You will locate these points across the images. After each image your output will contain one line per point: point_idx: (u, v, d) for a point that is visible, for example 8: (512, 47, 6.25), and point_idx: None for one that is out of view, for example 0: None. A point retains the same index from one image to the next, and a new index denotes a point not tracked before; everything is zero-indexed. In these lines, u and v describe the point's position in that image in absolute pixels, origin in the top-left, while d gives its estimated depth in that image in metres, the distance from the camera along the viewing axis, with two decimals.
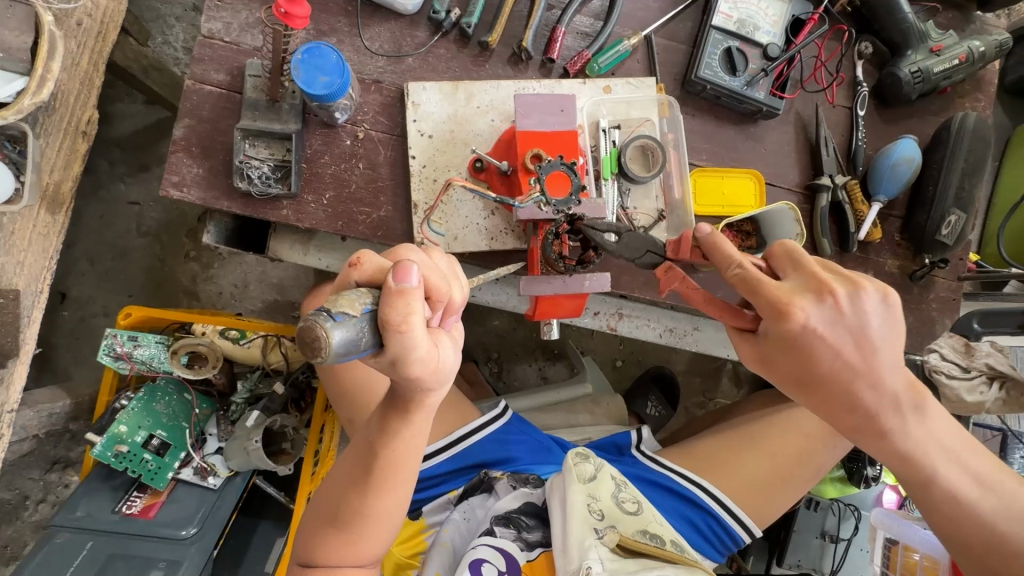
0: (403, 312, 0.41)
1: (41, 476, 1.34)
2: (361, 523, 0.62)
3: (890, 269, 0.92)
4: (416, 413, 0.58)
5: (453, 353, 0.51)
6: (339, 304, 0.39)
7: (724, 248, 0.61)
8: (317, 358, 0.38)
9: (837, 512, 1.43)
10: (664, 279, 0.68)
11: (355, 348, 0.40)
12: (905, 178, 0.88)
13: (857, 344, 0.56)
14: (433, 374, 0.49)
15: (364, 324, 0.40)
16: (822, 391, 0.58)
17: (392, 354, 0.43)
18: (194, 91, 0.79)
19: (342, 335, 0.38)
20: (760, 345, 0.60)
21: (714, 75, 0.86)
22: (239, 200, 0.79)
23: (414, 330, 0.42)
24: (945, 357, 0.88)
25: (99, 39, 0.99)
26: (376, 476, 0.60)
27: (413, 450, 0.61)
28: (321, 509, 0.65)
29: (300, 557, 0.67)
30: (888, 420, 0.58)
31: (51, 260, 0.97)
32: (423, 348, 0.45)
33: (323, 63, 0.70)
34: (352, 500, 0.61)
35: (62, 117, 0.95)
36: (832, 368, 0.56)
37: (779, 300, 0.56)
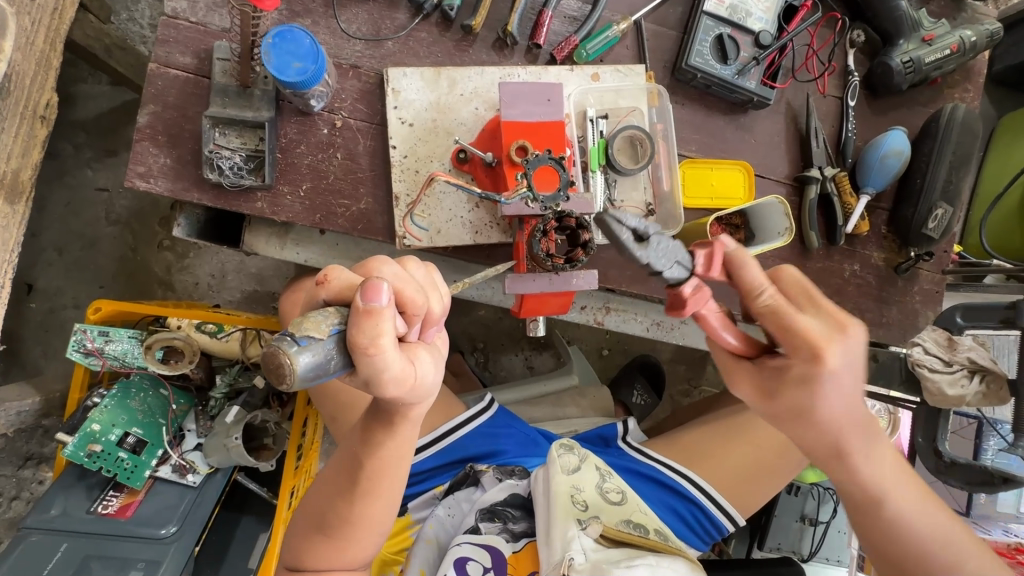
0: (372, 334, 0.40)
1: (14, 473, 1.30)
2: (348, 530, 0.60)
3: (876, 261, 0.93)
4: (404, 424, 0.56)
5: (433, 367, 0.50)
6: (304, 328, 0.38)
7: (755, 270, 0.52)
8: (284, 384, 0.37)
9: (818, 496, 1.48)
10: (689, 300, 0.56)
11: (325, 371, 0.39)
12: (893, 170, 0.87)
13: (857, 383, 0.51)
14: (410, 389, 0.47)
15: (332, 348, 0.39)
16: (807, 425, 0.54)
17: (364, 374, 0.42)
18: (159, 75, 0.74)
19: (307, 360, 0.38)
20: (766, 379, 0.54)
21: (705, 63, 0.83)
22: (210, 191, 0.75)
23: (384, 351, 0.41)
24: (929, 350, 0.84)
25: (55, 16, 0.92)
26: (364, 486, 0.58)
27: (402, 458, 0.59)
28: (306, 515, 0.63)
29: (285, 561, 0.65)
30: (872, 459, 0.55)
31: (12, 252, 0.92)
32: (396, 367, 0.44)
33: (296, 49, 0.66)
34: (339, 509, 0.60)
35: (18, 101, 0.89)
36: (828, 408, 0.52)
37: (815, 344, 0.50)
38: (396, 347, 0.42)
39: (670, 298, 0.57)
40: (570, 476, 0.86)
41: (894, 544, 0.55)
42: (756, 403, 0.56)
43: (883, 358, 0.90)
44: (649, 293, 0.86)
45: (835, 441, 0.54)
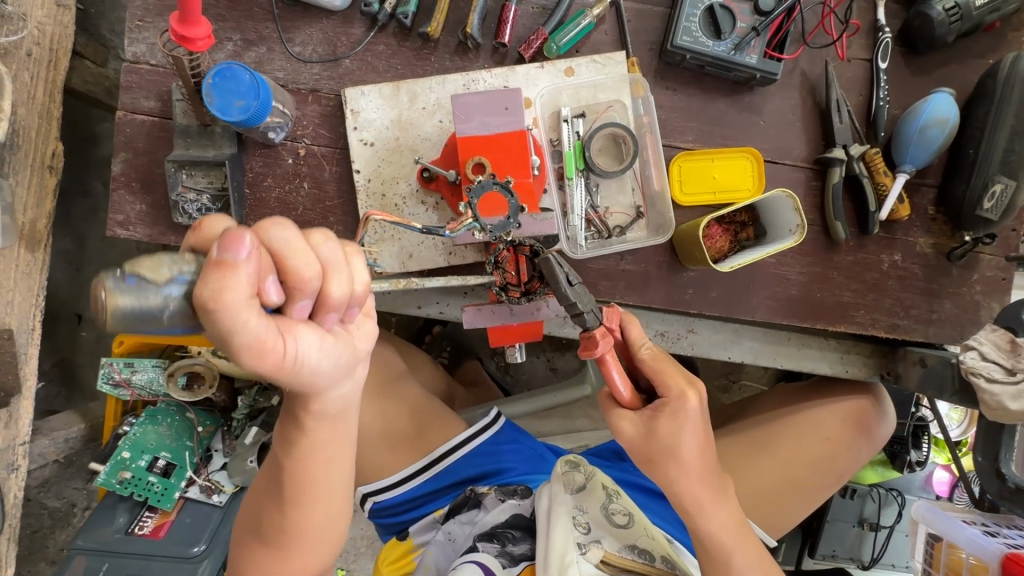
0: (214, 293, 0.32)
1: (84, 485, 1.44)
2: (287, 541, 0.56)
3: (922, 248, 0.80)
4: (310, 418, 0.49)
5: (322, 358, 0.41)
6: (144, 266, 0.31)
7: (637, 326, 0.59)
8: (100, 321, 0.31)
9: (879, 499, 1.33)
10: (600, 342, 0.54)
11: (152, 324, 0.32)
12: (936, 143, 0.73)
13: (702, 430, 0.57)
14: (279, 371, 0.39)
15: (170, 296, 0.32)
16: (659, 466, 0.57)
17: (213, 336, 0.34)
18: (127, 122, 0.75)
19: (128, 302, 0.31)
20: (639, 417, 0.58)
21: (695, 41, 0.73)
22: (185, 233, 0.76)
23: (232, 315, 0.33)
24: (986, 356, 0.70)
25: (52, 67, 0.96)
26: (293, 492, 0.54)
27: (330, 460, 0.54)
28: (246, 522, 0.60)
29: (233, 570, 0.63)
30: (717, 517, 0.57)
31: (40, 296, 1.00)
32: (257, 336, 0.35)
33: (237, 85, 0.64)
34: (273, 518, 0.56)
35: (27, 153, 0.95)
36: (682, 451, 0.56)
37: (682, 385, 0.56)
38: (255, 313, 0.34)
39: (583, 340, 0.55)
40: (574, 496, 0.80)
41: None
42: (628, 442, 0.58)
43: (932, 363, 0.77)
44: (647, 303, 0.79)
45: (682, 490, 0.56)
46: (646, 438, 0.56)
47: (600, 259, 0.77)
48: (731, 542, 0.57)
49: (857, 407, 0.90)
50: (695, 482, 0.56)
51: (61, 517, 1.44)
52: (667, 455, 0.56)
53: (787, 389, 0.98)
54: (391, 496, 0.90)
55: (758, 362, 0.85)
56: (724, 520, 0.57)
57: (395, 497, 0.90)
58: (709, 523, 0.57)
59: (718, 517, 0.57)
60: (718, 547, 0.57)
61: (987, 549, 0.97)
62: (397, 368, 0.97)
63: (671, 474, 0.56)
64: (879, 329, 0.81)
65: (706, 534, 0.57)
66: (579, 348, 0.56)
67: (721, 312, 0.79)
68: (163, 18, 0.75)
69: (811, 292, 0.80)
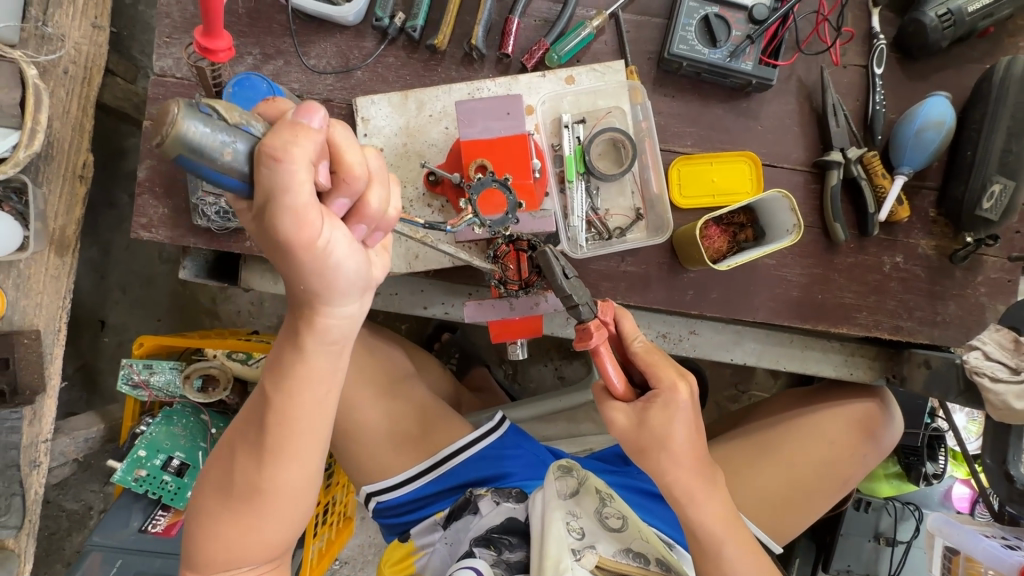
0: (285, 141, 0.33)
1: (101, 488, 1.48)
2: (260, 499, 0.48)
3: (924, 250, 0.80)
4: (308, 337, 0.43)
5: (353, 257, 0.39)
6: (219, 104, 0.32)
7: (630, 321, 0.60)
8: (155, 137, 0.30)
9: (895, 512, 1.30)
10: (593, 333, 0.56)
11: (205, 157, 0.31)
12: (932, 146, 0.74)
13: (692, 424, 0.58)
14: (308, 254, 0.37)
15: (238, 135, 0.32)
16: (650, 457, 0.58)
17: (263, 192, 0.34)
18: (152, 131, 0.79)
19: (192, 123, 0.30)
20: (632, 408, 0.59)
21: (690, 49, 0.75)
22: (204, 235, 0.80)
23: (291, 162, 0.33)
24: (990, 355, 0.69)
25: (85, 84, 1.03)
26: (267, 436, 0.46)
27: (320, 403, 0.46)
28: (210, 476, 0.49)
29: (188, 547, 0.50)
30: (707, 505, 0.57)
31: (67, 298, 1.05)
32: (305, 198, 0.34)
33: (255, 94, 0.68)
34: (245, 471, 0.47)
35: (60, 164, 1.01)
36: (672, 442, 0.57)
37: (674, 377, 0.58)
38: (313, 171, 0.34)
39: (578, 332, 0.57)
40: (567, 502, 0.79)
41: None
42: (620, 433, 0.59)
43: (936, 364, 0.76)
44: (648, 304, 0.80)
45: (674, 481, 0.57)
46: (638, 428, 0.58)
47: (601, 260, 0.79)
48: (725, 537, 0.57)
49: (862, 412, 0.90)
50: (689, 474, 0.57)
51: (78, 519, 1.47)
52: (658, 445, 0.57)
53: (792, 395, 0.98)
54: (395, 496, 0.90)
55: (761, 364, 0.86)
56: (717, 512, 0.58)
57: (398, 497, 0.90)
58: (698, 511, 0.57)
59: (712, 509, 0.57)
60: (711, 542, 0.57)
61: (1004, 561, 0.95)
62: (405, 369, 0.99)
63: (662, 465, 0.57)
64: (882, 330, 0.80)
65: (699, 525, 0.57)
66: (574, 338, 0.58)
67: (722, 313, 0.80)
68: (188, 34, 0.80)
69: (812, 293, 0.80)
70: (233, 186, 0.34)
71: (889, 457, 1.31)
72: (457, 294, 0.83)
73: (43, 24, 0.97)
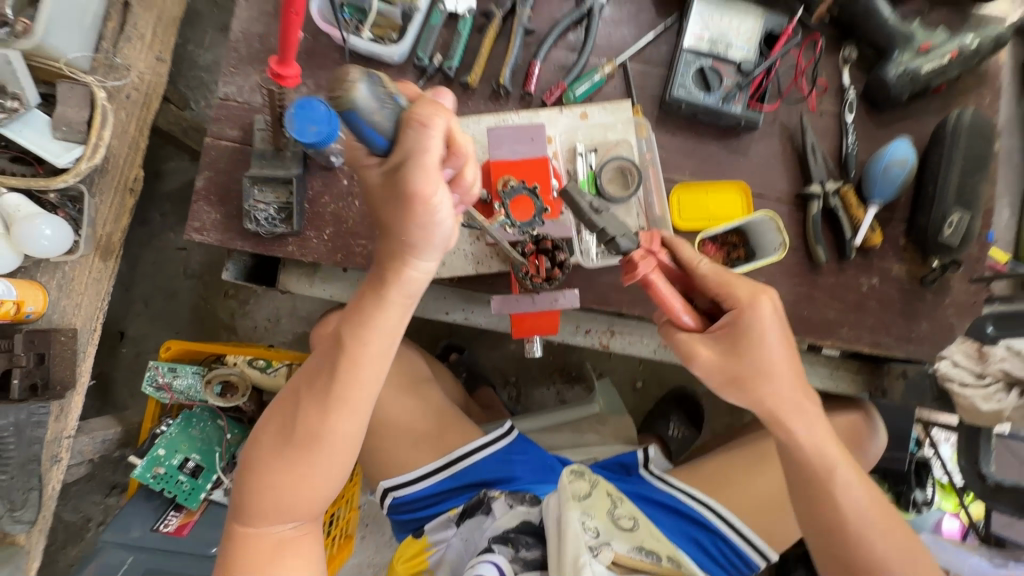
0: (428, 113, 0.46)
1: (102, 499, 1.48)
2: (319, 443, 0.57)
3: (897, 274, 0.89)
4: (391, 286, 0.55)
5: (450, 220, 0.51)
6: (381, 82, 0.45)
7: (688, 249, 0.76)
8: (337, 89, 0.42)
9: None
10: (638, 263, 0.72)
11: (368, 115, 0.43)
12: (898, 180, 0.86)
13: (785, 349, 0.71)
14: (427, 211, 0.49)
15: (392, 105, 0.45)
16: (748, 382, 0.70)
17: (407, 148, 0.46)
18: (213, 146, 0.89)
19: (365, 89, 0.43)
20: (712, 336, 0.72)
21: (688, 93, 0.88)
22: (250, 239, 0.88)
23: (433, 128, 0.46)
24: (958, 364, 0.78)
25: (144, 108, 1.13)
26: (336, 380, 0.56)
27: (378, 360, 0.57)
28: (272, 428, 0.59)
29: (243, 492, 0.59)
30: (801, 424, 0.69)
31: (104, 301, 1.12)
32: (434, 160, 0.47)
33: (313, 114, 0.77)
34: (310, 417, 0.57)
35: (113, 177, 1.10)
36: (773, 365, 0.69)
37: (750, 292, 0.71)
38: (443, 140, 0.47)
39: (627, 264, 0.73)
40: (581, 503, 0.81)
41: (833, 500, 0.67)
42: (703, 361, 0.72)
43: (913, 374, 0.84)
44: (650, 314, 0.88)
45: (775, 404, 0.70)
46: (722, 358, 0.71)
47: (610, 274, 0.87)
48: (827, 449, 0.69)
49: (852, 423, 0.96)
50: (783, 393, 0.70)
51: (75, 531, 1.46)
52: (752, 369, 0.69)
53: None
54: (411, 491, 0.96)
55: None
56: (819, 430, 0.70)
57: (414, 493, 0.96)
58: (795, 430, 0.69)
59: (807, 427, 0.69)
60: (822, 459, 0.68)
61: None
62: (419, 375, 1.04)
63: (764, 384, 0.70)
64: (863, 345, 0.89)
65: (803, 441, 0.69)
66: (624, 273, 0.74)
67: None
68: (251, 66, 0.91)
69: (798, 310, 0.89)
70: (379, 144, 0.46)
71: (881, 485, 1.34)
72: (476, 302, 0.91)
73: (113, 55, 1.09)
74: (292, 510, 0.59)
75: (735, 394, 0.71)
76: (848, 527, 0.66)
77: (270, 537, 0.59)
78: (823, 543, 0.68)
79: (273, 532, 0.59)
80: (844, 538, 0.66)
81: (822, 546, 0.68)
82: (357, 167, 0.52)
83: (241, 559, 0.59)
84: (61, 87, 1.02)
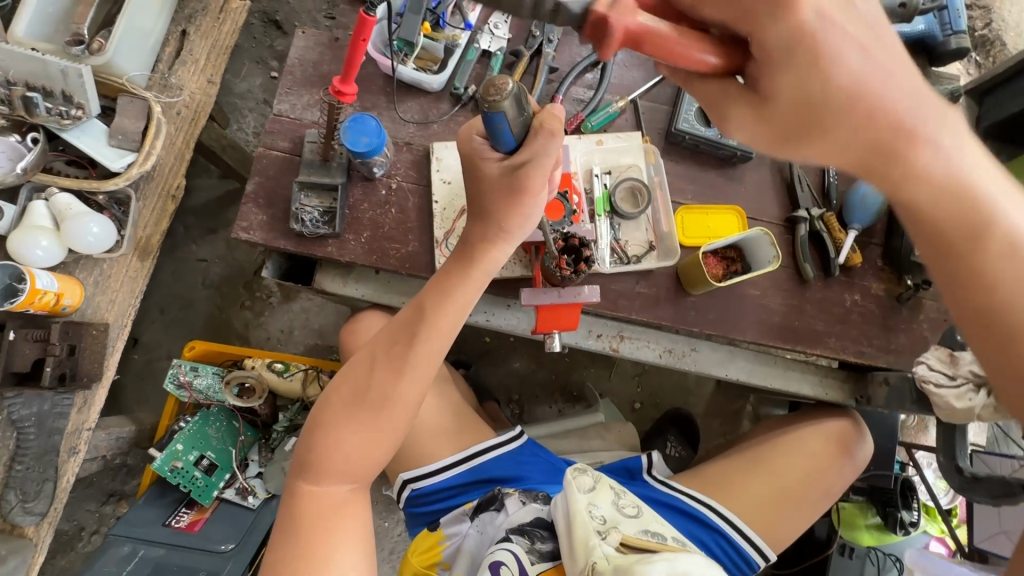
0: (555, 124, 0.60)
1: (97, 508, 1.46)
2: (389, 406, 0.69)
3: (876, 291, 1.00)
4: (476, 268, 0.71)
5: (539, 216, 0.69)
6: (523, 92, 0.57)
7: None
8: (496, 96, 0.53)
9: (877, 562, 1.35)
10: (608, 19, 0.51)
11: (509, 120, 0.56)
12: (875, 207, 0.97)
13: (904, 67, 0.50)
14: (531, 203, 0.66)
15: (527, 113, 0.58)
16: (872, 140, 0.51)
17: (533, 152, 0.61)
18: (264, 155, 0.99)
19: (512, 99, 0.54)
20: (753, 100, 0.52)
21: (691, 126, 1.00)
22: (293, 239, 0.96)
23: (558, 138, 0.60)
24: (933, 367, 0.86)
25: (191, 124, 1.23)
26: (412, 349, 0.70)
27: (447, 334, 0.71)
28: (346, 391, 0.71)
29: (315, 447, 0.70)
30: (914, 150, 0.51)
31: (136, 299, 1.18)
32: (550, 163, 0.62)
33: (365, 128, 0.89)
34: (385, 381, 0.70)
35: (158, 184, 1.18)
36: (854, 85, 0.49)
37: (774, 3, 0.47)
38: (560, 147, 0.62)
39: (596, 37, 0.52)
40: (586, 495, 0.82)
41: (957, 227, 0.53)
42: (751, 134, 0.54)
43: (894, 381, 0.94)
44: (657, 320, 0.96)
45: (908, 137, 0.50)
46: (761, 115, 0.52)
47: (620, 281, 0.96)
48: (977, 172, 0.52)
49: (839, 428, 1.06)
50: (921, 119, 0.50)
51: (66, 540, 1.44)
52: (818, 132, 0.51)
53: (778, 420, 1.14)
54: (428, 484, 0.99)
55: (751, 381, 1.02)
56: (969, 155, 0.52)
57: (431, 485, 1.00)
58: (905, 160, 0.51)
59: (955, 153, 0.51)
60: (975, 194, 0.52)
61: None
62: (439, 373, 1.12)
63: (889, 129, 0.50)
64: (849, 354, 0.97)
65: (943, 167, 0.51)
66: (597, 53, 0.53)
67: (717, 331, 0.97)
68: (304, 88, 1.02)
69: (790, 320, 0.98)
70: (512, 142, 0.60)
71: (870, 508, 1.39)
72: (498, 305, 0.99)
73: (168, 76, 1.20)
74: (353, 472, 0.70)
75: (800, 152, 0.54)
76: (1009, 276, 0.53)
77: (330, 498, 0.69)
78: (953, 261, 0.54)
79: (331, 494, 0.69)
80: (976, 262, 0.54)
81: (942, 262, 0.55)
82: (478, 158, 0.65)
83: (301, 515, 0.68)
84: (121, 100, 1.12)
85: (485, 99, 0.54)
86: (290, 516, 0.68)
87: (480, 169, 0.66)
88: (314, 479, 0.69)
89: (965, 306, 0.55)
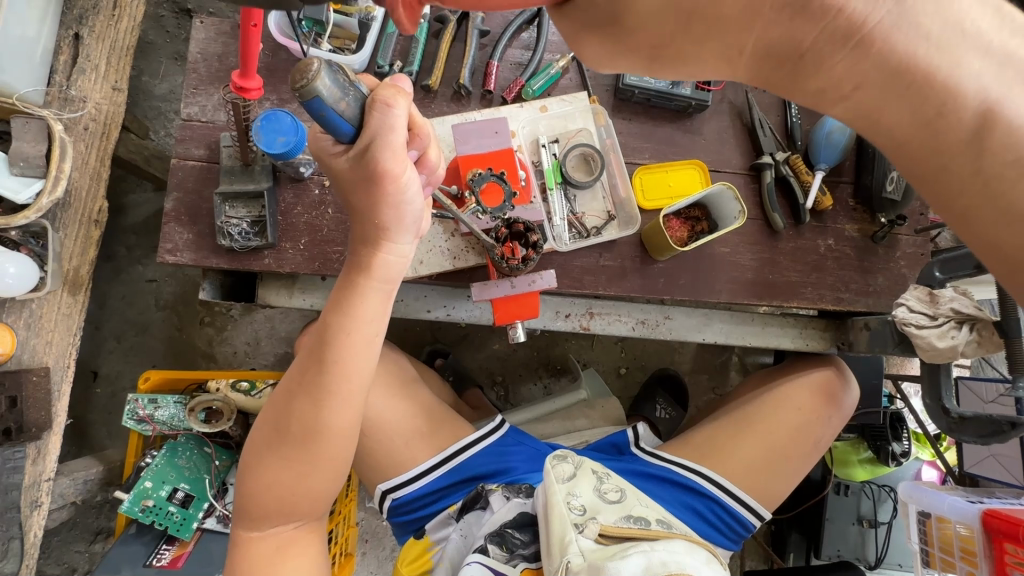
0: (389, 92, 0.53)
1: (86, 547, 1.42)
2: (313, 437, 0.66)
3: (850, 233, 0.95)
4: (373, 274, 0.65)
5: (414, 201, 0.62)
6: (339, 69, 0.50)
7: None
8: (302, 81, 0.46)
9: (872, 495, 1.39)
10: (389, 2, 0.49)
11: (333, 104, 0.49)
12: (841, 144, 0.92)
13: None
14: (396, 190, 0.58)
15: (353, 91, 0.51)
16: (792, 34, 0.46)
17: (371, 130, 0.53)
18: (179, 167, 0.89)
19: (328, 81, 0.47)
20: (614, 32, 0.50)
21: (640, 79, 0.91)
22: (225, 255, 0.88)
23: (397, 107, 0.53)
24: (914, 308, 0.81)
25: (104, 138, 1.11)
26: (325, 376, 0.65)
27: (359, 350, 0.66)
28: (268, 430, 0.68)
29: (253, 490, 0.69)
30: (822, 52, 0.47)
31: (76, 336, 1.10)
32: (398, 138, 0.55)
33: (279, 126, 0.80)
34: (306, 414, 0.66)
35: (77, 210, 1.08)
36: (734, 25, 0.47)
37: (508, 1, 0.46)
38: (405, 116, 0.55)
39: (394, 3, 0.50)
40: (566, 484, 0.79)
41: (912, 121, 0.48)
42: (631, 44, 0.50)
43: (875, 325, 0.90)
44: (625, 293, 0.91)
45: (817, 18, 0.44)
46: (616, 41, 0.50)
47: (582, 256, 0.90)
48: (933, 45, 0.44)
49: (824, 377, 1.04)
50: (832, 20, 0.44)
51: None
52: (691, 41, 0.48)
53: (765, 375, 1.11)
54: (408, 492, 0.97)
55: (729, 342, 0.99)
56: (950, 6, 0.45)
57: (412, 493, 0.97)
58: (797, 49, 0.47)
59: (896, 29, 0.44)
60: (916, 64, 0.44)
61: (971, 514, 1.04)
62: (408, 374, 1.06)
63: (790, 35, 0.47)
64: (827, 302, 0.93)
65: (876, 62, 0.45)
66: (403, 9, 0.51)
67: (689, 297, 0.92)
68: (213, 86, 0.92)
69: (764, 274, 0.93)
70: (349, 129, 0.53)
71: (862, 443, 1.37)
72: (457, 297, 0.93)
73: (68, 88, 1.06)
74: (293, 511, 0.70)
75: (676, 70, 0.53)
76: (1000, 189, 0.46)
77: (274, 539, 0.71)
78: (910, 161, 0.50)
79: (277, 535, 0.71)
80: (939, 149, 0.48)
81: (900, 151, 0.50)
82: (325, 156, 0.58)
83: (248, 563, 0.70)
84: (16, 122, 0.99)
85: (294, 87, 0.47)
86: (238, 563, 0.70)
87: (332, 167, 0.58)
88: (252, 526, 0.70)
89: (922, 184, 0.51)
